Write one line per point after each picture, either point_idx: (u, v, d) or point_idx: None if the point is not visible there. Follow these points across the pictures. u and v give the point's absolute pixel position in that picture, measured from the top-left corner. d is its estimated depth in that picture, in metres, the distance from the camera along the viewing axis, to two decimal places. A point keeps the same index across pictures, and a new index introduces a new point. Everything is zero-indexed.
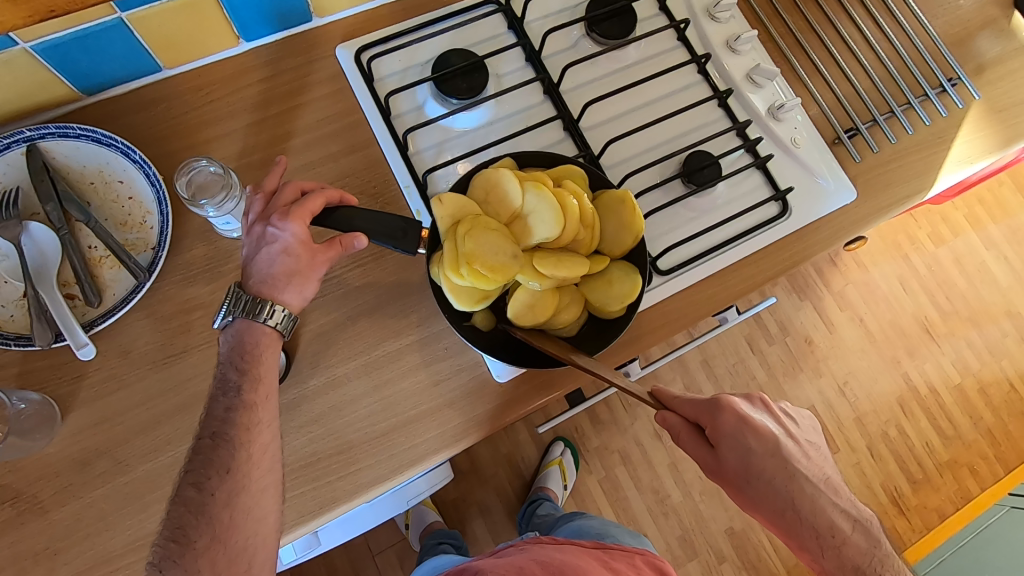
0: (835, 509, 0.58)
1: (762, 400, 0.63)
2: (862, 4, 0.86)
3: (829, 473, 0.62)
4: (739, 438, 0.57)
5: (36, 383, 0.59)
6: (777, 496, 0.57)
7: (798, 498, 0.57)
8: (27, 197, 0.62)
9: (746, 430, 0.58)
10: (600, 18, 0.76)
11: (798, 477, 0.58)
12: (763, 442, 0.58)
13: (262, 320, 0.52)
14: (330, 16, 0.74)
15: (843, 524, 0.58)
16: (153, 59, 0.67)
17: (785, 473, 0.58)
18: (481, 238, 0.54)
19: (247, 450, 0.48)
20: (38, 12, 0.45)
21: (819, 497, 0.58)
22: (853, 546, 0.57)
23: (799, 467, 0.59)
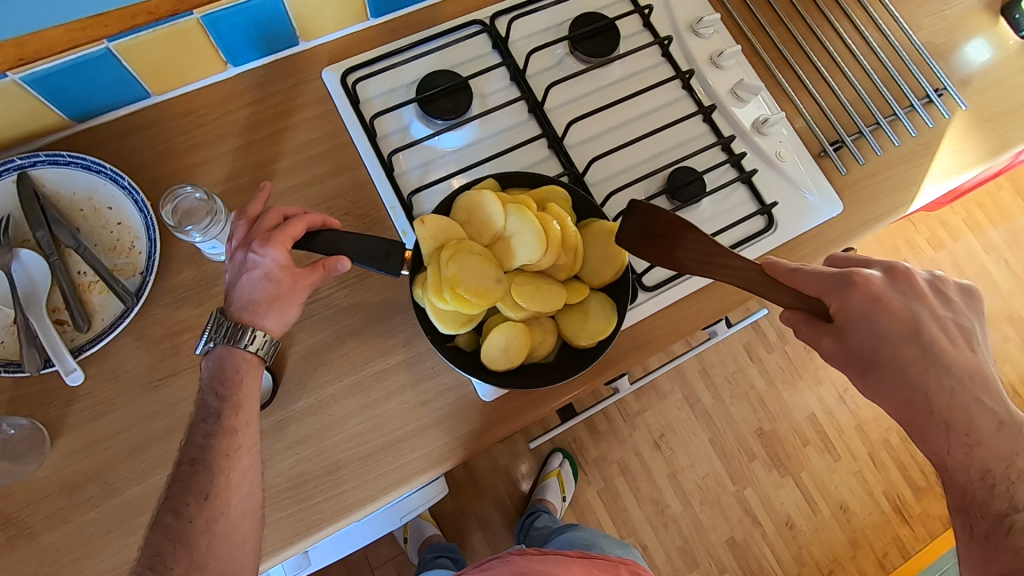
0: (979, 449, 0.52)
1: (899, 272, 0.58)
2: (846, 16, 0.86)
3: (977, 361, 0.55)
4: (868, 336, 0.55)
5: (25, 409, 0.60)
6: (907, 402, 0.54)
7: (926, 376, 0.54)
8: (17, 224, 0.63)
9: (881, 318, 0.55)
10: (583, 37, 0.77)
11: (931, 386, 0.53)
12: (896, 324, 0.55)
13: (243, 346, 0.53)
14: (317, 39, 0.75)
15: (988, 467, 0.52)
16: (142, 86, 0.68)
17: (918, 371, 0.54)
18: (464, 262, 0.55)
19: (225, 476, 0.49)
20: (10, 60, 0.55)
21: (978, 425, 0.53)
22: (992, 445, 0.52)
23: (942, 384, 0.54)
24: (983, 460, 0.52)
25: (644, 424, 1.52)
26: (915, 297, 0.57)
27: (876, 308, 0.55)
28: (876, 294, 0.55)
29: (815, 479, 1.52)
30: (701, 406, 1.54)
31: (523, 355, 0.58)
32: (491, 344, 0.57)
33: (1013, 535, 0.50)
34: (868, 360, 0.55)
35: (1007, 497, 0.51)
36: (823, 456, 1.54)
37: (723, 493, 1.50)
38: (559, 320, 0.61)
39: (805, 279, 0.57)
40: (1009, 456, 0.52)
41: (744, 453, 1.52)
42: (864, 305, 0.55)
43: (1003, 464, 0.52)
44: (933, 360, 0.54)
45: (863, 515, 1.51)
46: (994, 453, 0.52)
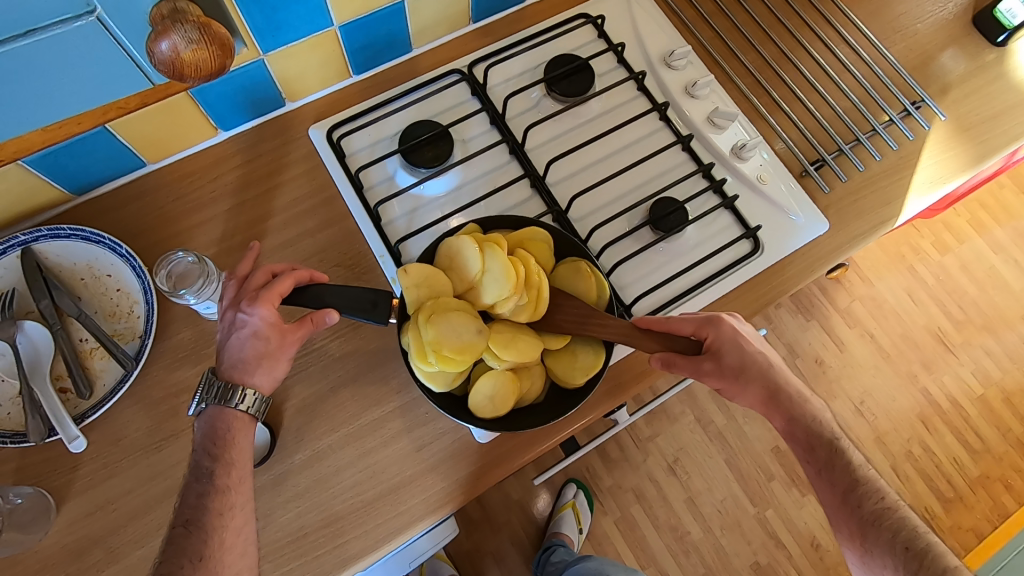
0: (810, 411, 0.65)
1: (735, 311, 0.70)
2: (817, 37, 0.88)
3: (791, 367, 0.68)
4: (738, 356, 0.64)
5: (32, 477, 0.61)
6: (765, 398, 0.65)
7: (763, 373, 0.65)
8: (22, 296, 0.65)
9: (739, 341, 0.65)
10: (559, 78, 0.79)
11: (775, 381, 0.65)
12: (750, 348, 0.65)
13: (234, 406, 0.54)
14: (303, 99, 0.78)
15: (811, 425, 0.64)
16: (138, 156, 0.71)
17: (769, 373, 0.65)
18: (443, 321, 0.56)
19: (219, 536, 0.49)
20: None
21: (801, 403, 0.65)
22: (814, 416, 0.64)
23: (778, 378, 0.65)
24: (810, 422, 0.64)
25: (657, 449, 1.50)
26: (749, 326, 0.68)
27: (735, 334, 0.65)
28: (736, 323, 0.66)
29: None
30: (715, 427, 1.52)
31: (511, 401, 0.59)
32: (478, 392, 0.59)
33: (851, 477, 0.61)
34: (736, 376, 0.65)
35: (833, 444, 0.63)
36: None
37: (743, 516, 1.47)
38: (548, 363, 0.62)
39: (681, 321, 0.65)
40: (826, 425, 0.64)
41: (761, 473, 1.49)
42: (728, 334, 0.65)
43: (822, 423, 0.64)
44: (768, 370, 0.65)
45: None
46: (811, 418, 0.64)
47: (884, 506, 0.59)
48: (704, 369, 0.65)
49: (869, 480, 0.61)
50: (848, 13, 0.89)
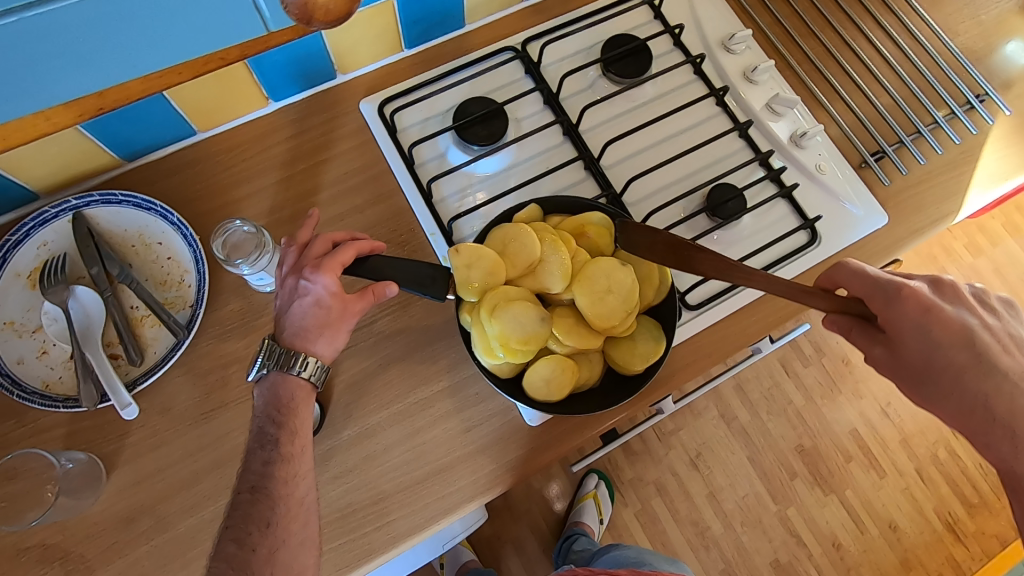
0: (977, 374, 0.56)
1: (938, 281, 0.60)
2: (878, 25, 0.85)
3: (966, 318, 0.57)
4: (918, 339, 0.57)
5: (82, 443, 0.61)
6: (924, 367, 0.57)
7: (953, 351, 0.56)
8: (73, 262, 0.65)
9: (910, 317, 0.57)
10: (616, 58, 0.77)
11: (930, 351, 0.57)
12: (949, 334, 0.57)
13: (296, 372, 0.53)
14: (353, 71, 0.76)
15: (987, 400, 0.56)
16: (189, 124, 0.70)
17: (932, 333, 0.57)
18: (507, 312, 0.56)
19: (285, 505, 0.48)
20: (87, 110, 0.50)
21: (964, 359, 0.57)
22: (998, 391, 0.55)
23: (939, 338, 0.57)
24: (987, 394, 0.56)
25: (680, 443, 1.49)
26: (956, 299, 0.59)
27: (915, 310, 0.57)
28: (920, 296, 0.57)
29: (861, 497, 1.47)
30: (738, 423, 1.50)
31: (569, 386, 0.58)
32: (536, 374, 0.58)
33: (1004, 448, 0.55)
34: (919, 372, 0.58)
35: (1006, 417, 0.55)
36: (869, 473, 1.49)
37: (765, 513, 1.46)
38: (607, 349, 0.61)
39: (857, 296, 0.58)
40: (1006, 395, 0.55)
41: (784, 471, 1.48)
42: (910, 312, 0.57)
43: (1002, 392, 0.55)
44: (927, 334, 0.57)
45: (913, 534, 1.45)
46: (977, 380, 0.56)
47: None
48: (872, 350, 0.59)
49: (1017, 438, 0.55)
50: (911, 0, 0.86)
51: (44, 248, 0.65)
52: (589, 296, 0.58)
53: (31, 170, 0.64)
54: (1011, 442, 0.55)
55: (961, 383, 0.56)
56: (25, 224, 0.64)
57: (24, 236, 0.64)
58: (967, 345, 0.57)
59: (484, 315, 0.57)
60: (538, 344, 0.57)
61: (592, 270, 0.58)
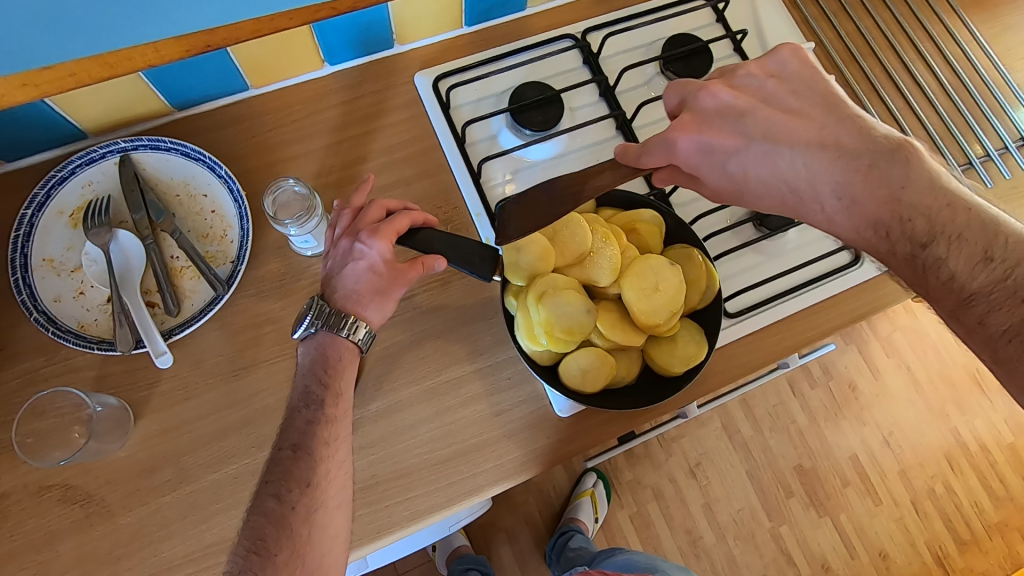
0: (836, 161, 0.49)
1: (830, 97, 0.52)
2: (938, 51, 0.84)
3: (816, 110, 0.52)
4: (719, 171, 0.55)
5: (112, 387, 0.61)
6: (788, 188, 0.52)
7: (801, 141, 0.51)
8: (117, 205, 0.64)
9: (720, 148, 0.54)
10: (676, 57, 0.76)
11: (777, 168, 0.52)
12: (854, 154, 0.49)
13: (345, 335, 0.54)
14: (411, 43, 0.75)
15: (873, 163, 0.48)
16: (243, 79, 0.69)
17: (759, 136, 0.53)
18: (553, 300, 0.56)
19: (325, 465, 0.49)
20: (195, 46, 0.43)
21: (848, 146, 0.49)
22: (869, 193, 0.47)
23: (779, 144, 0.51)
24: (892, 185, 0.47)
25: (681, 451, 1.49)
26: (823, 94, 0.53)
27: (742, 124, 0.54)
28: (720, 105, 0.55)
29: (854, 522, 1.48)
30: (740, 436, 1.50)
31: (604, 381, 0.58)
32: (574, 365, 0.58)
33: (931, 271, 0.44)
34: (828, 213, 0.50)
35: (897, 198, 0.46)
36: (865, 500, 1.49)
37: (758, 529, 1.46)
38: (647, 348, 0.61)
39: (680, 145, 0.56)
40: (880, 170, 0.47)
41: (781, 488, 1.48)
42: (714, 121, 0.55)
43: (869, 173, 0.47)
44: (778, 151, 0.52)
45: (902, 564, 1.46)
46: (864, 171, 0.48)
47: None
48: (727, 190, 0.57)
49: (1013, 273, 0.41)
50: (973, 29, 0.85)
51: (89, 188, 0.64)
52: (636, 292, 0.57)
53: (83, 108, 0.63)
54: (937, 254, 0.44)
55: (857, 201, 0.48)
56: (72, 162, 0.63)
57: (69, 174, 0.63)
58: (824, 146, 0.50)
59: (530, 300, 0.57)
60: (581, 335, 0.57)
61: (641, 267, 0.58)
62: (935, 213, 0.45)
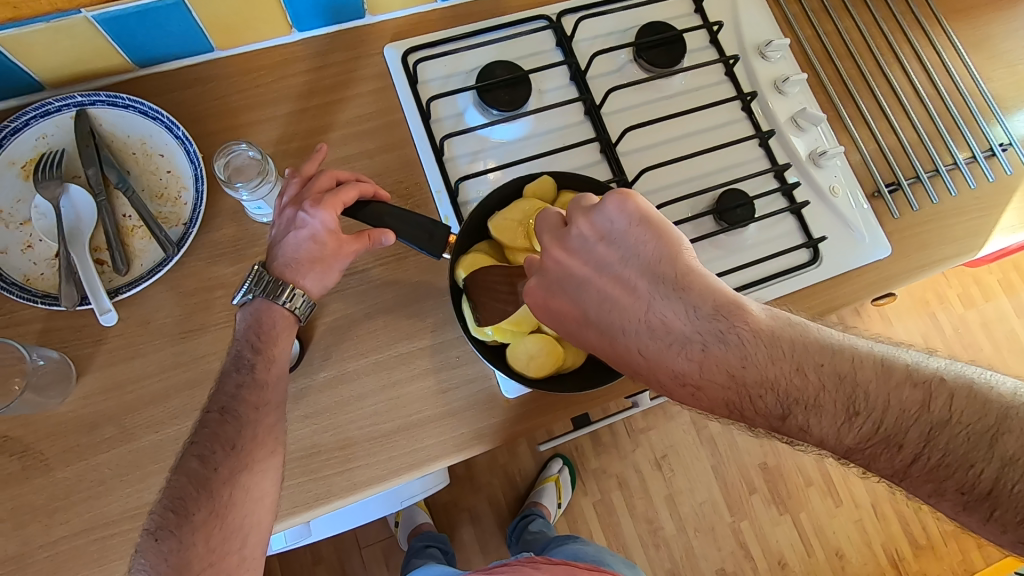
0: (664, 347, 0.50)
1: (656, 265, 0.50)
2: (916, 55, 0.84)
3: (641, 280, 0.51)
4: (576, 340, 0.54)
5: (57, 342, 0.61)
6: (630, 367, 0.52)
7: (633, 321, 0.51)
8: (70, 159, 0.63)
9: (568, 323, 0.54)
10: (649, 45, 0.75)
11: (618, 344, 0.52)
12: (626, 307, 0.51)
13: (282, 303, 0.55)
14: (383, 14, 0.74)
15: (705, 343, 0.48)
16: (207, 39, 0.68)
17: (595, 315, 0.52)
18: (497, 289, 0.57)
19: (252, 430, 0.51)
20: None
21: (664, 321, 0.49)
22: (709, 381, 0.48)
23: (613, 322, 0.51)
24: (733, 364, 0.47)
25: (648, 443, 1.50)
26: (633, 248, 0.52)
27: (581, 300, 0.53)
28: (560, 271, 0.53)
29: (813, 522, 1.50)
30: (708, 432, 1.52)
31: (550, 368, 0.59)
32: (521, 349, 0.59)
33: (805, 432, 0.45)
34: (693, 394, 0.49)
35: (735, 377, 0.47)
36: (826, 500, 1.51)
37: (718, 523, 1.48)
38: None
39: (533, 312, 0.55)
40: (715, 350, 0.48)
41: (744, 485, 1.50)
42: (549, 292, 0.54)
43: (704, 356, 0.48)
44: (613, 331, 0.52)
45: (857, 564, 1.49)
46: (704, 352, 0.48)
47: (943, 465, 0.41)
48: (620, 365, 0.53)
49: (879, 425, 0.43)
50: (953, 36, 0.85)
51: (43, 140, 0.63)
52: None
53: (37, 58, 0.62)
54: (799, 424, 0.45)
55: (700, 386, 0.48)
56: (26, 113, 0.62)
57: (23, 125, 0.62)
58: (653, 329, 0.50)
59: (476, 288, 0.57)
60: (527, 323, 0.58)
61: None
62: (776, 384, 0.46)
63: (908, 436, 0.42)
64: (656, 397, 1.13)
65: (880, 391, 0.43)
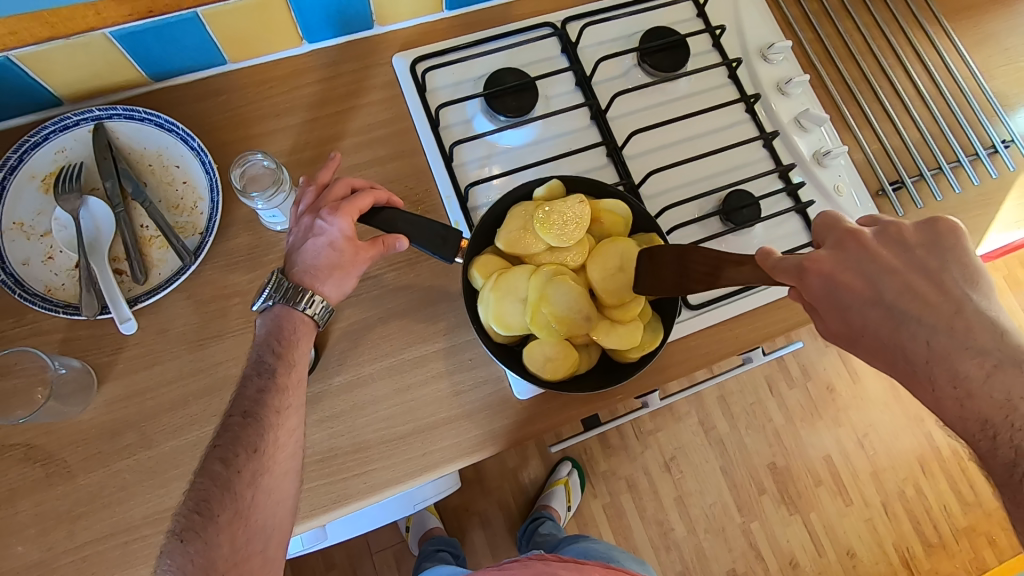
0: (958, 349, 0.40)
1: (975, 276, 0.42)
2: (917, 55, 0.85)
3: (960, 290, 0.42)
4: (839, 318, 0.43)
5: (78, 351, 0.62)
6: (895, 359, 0.42)
7: (935, 318, 0.41)
8: (89, 172, 0.65)
9: (847, 297, 0.43)
10: (653, 50, 0.76)
11: (897, 337, 0.42)
12: (914, 301, 0.42)
13: (301, 308, 0.56)
14: (391, 25, 0.76)
15: (1000, 361, 0.40)
16: (221, 52, 0.69)
17: (889, 299, 0.42)
18: (512, 291, 0.58)
19: (274, 432, 0.52)
20: None
21: (967, 329, 0.41)
22: (986, 395, 0.40)
23: (909, 311, 0.42)
24: (1015, 391, 0.39)
25: (656, 444, 1.50)
26: (955, 259, 0.43)
27: (879, 280, 0.43)
28: (856, 248, 0.44)
29: (824, 521, 1.50)
30: (716, 432, 1.52)
31: (565, 372, 0.59)
32: (536, 351, 0.59)
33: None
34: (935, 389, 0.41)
35: (1012, 405, 0.39)
36: (836, 500, 1.51)
37: (729, 524, 1.48)
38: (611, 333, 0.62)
39: (799, 279, 0.44)
40: (1008, 372, 0.39)
41: (754, 485, 1.50)
42: (841, 264, 0.44)
43: (995, 373, 0.40)
44: (903, 319, 0.42)
45: (869, 563, 1.48)
46: (992, 369, 0.40)
47: None
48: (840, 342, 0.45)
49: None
50: (952, 35, 0.85)
51: (62, 154, 0.64)
52: (598, 272, 0.60)
53: (57, 75, 0.63)
54: None
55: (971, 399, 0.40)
56: (45, 127, 0.63)
57: (43, 139, 0.64)
58: (953, 330, 0.41)
59: (490, 289, 0.59)
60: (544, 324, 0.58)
61: (603, 250, 0.60)
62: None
63: None
64: (662, 398, 1.13)
65: None
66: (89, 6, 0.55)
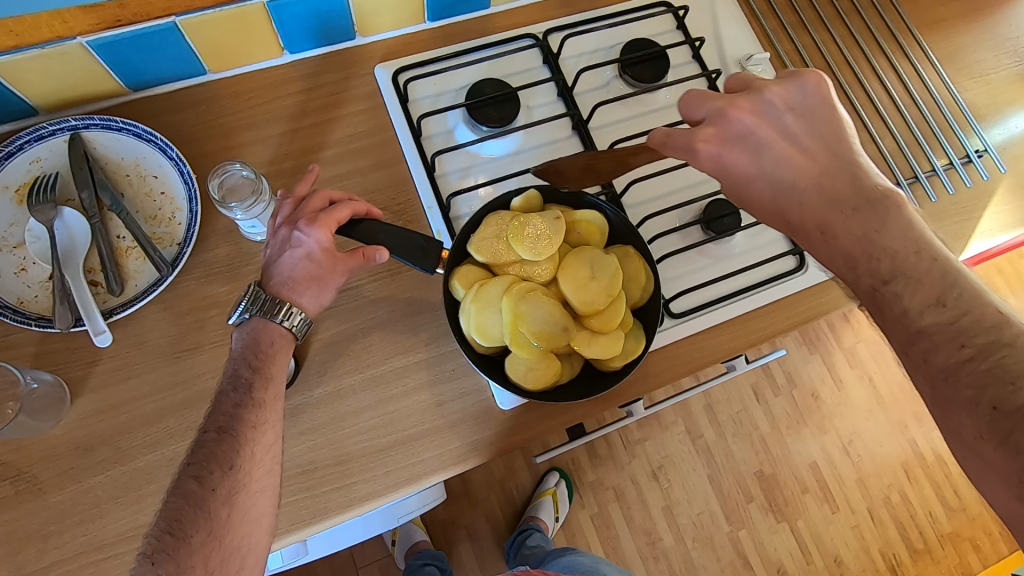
0: (822, 202, 0.51)
1: (837, 137, 0.53)
2: (892, 67, 0.86)
3: (823, 154, 0.52)
4: (732, 188, 0.56)
5: (51, 364, 0.60)
6: (782, 220, 0.53)
7: (803, 180, 0.52)
8: (64, 183, 0.64)
9: (736, 172, 0.55)
10: (634, 61, 0.77)
11: (778, 198, 0.53)
12: (788, 164, 0.53)
13: (279, 321, 0.56)
14: (373, 36, 0.76)
15: (857, 205, 0.49)
16: (200, 63, 0.69)
17: (766, 167, 0.54)
18: (490, 303, 0.58)
19: (250, 449, 0.51)
20: None
21: (830, 185, 0.51)
22: (847, 235, 0.49)
23: (783, 176, 0.53)
24: (869, 228, 0.48)
25: (644, 454, 1.50)
26: (822, 122, 0.54)
27: (758, 151, 0.54)
28: (740, 128, 0.55)
29: (811, 528, 1.50)
30: (703, 441, 1.52)
31: (546, 381, 0.59)
32: (516, 361, 0.58)
33: (889, 306, 0.46)
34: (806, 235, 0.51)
35: (872, 240, 0.47)
36: (822, 507, 1.51)
37: (717, 532, 1.48)
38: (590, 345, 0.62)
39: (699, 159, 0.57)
40: (865, 214, 0.48)
41: (741, 493, 1.50)
42: (723, 140, 0.56)
43: (852, 216, 0.49)
44: (779, 183, 0.53)
45: (855, 570, 1.49)
46: (849, 214, 0.49)
47: (967, 359, 0.42)
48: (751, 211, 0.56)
49: (959, 319, 0.43)
50: (926, 48, 0.87)
51: (36, 164, 0.64)
52: (573, 283, 0.60)
53: (32, 84, 0.63)
54: (895, 291, 0.45)
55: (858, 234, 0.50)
56: (20, 137, 0.62)
57: (17, 149, 0.63)
58: (819, 185, 0.51)
59: (469, 302, 0.59)
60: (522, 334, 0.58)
61: (576, 260, 0.60)
62: (901, 256, 0.46)
63: (973, 337, 0.42)
64: (648, 406, 1.13)
65: (973, 298, 0.43)
66: (55, 14, 0.55)
